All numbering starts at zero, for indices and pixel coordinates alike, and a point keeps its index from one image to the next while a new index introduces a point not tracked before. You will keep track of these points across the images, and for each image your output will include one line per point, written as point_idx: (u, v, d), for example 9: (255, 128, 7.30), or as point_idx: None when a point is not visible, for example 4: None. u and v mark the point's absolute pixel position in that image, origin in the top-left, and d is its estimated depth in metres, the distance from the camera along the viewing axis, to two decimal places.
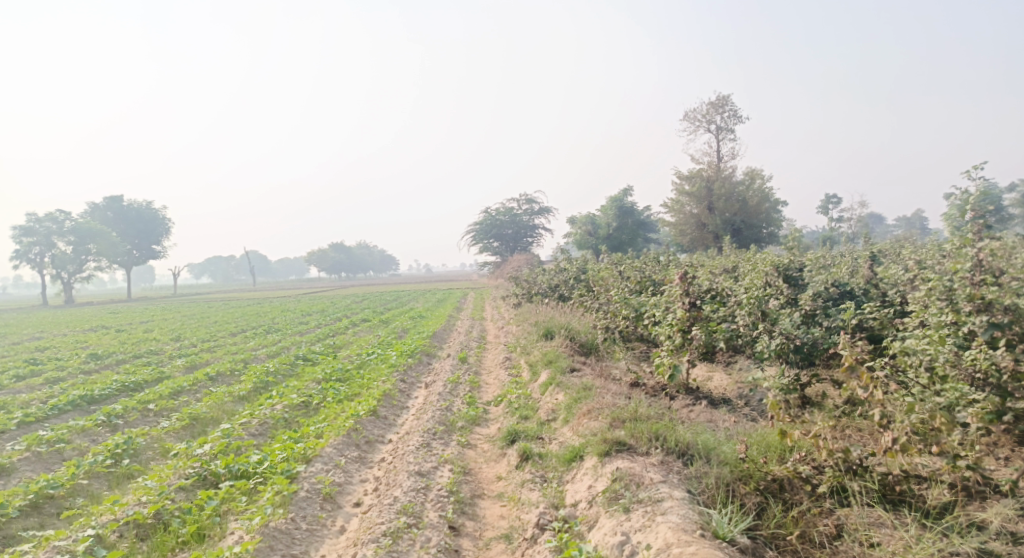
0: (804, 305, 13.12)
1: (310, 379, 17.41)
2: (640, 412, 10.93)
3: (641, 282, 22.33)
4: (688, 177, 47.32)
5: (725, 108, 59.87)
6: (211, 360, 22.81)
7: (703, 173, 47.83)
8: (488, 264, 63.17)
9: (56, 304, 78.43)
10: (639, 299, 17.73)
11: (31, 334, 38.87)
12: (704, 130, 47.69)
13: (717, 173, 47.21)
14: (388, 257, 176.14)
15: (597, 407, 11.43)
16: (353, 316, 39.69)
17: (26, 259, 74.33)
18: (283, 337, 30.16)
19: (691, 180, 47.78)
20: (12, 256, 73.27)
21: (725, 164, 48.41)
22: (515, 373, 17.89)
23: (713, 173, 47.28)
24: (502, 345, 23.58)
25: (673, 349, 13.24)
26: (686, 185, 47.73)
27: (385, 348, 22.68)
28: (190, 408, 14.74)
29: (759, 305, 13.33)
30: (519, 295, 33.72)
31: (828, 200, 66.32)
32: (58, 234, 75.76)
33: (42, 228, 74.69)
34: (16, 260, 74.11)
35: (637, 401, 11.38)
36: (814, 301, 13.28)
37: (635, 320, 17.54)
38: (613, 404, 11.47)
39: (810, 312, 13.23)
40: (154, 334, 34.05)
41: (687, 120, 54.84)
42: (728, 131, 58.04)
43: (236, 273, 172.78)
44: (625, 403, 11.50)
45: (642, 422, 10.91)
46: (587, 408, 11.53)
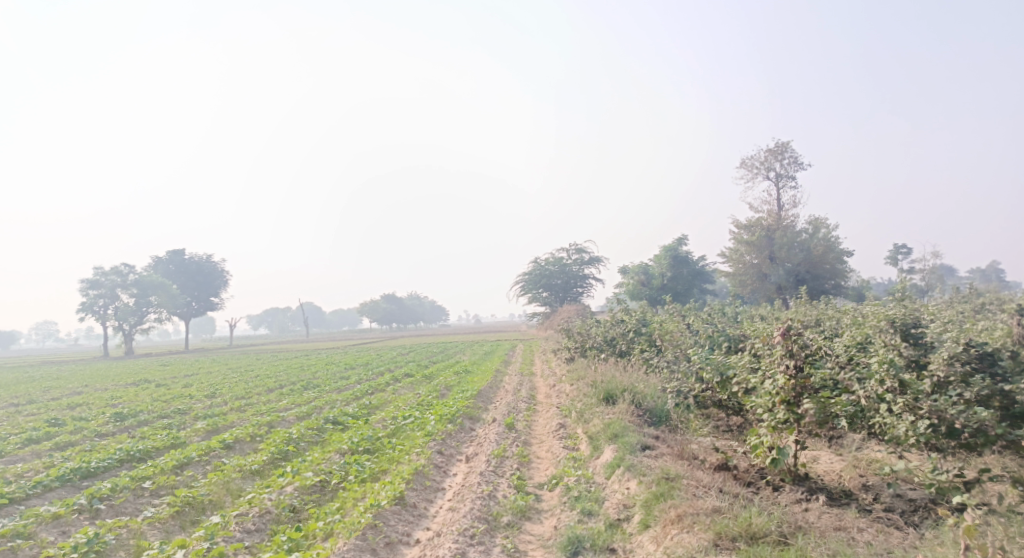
0: (938, 371, 10.50)
1: (333, 451, 14.88)
2: (754, 527, 8.77)
3: (710, 338, 19.74)
4: (747, 225, 44.62)
5: (785, 154, 57.12)
6: (238, 422, 20.47)
7: (764, 221, 45.02)
8: (538, 315, 60.53)
9: (118, 355, 77.80)
10: (722, 360, 15.13)
11: (74, 387, 37.10)
12: (765, 176, 44.98)
13: (777, 222, 44.36)
14: (437, 308, 175.09)
15: (689, 513, 9.17)
16: (397, 370, 37.27)
17: (90, 311, 74.13)
18: (321, 394, 27.78)
19: (750, 229, 44.98)
20: (77, 308, 73.18)
21: (786, 213, 45.57)
22: (571, 446, 15.31)
23: (774, 221, 44.45)
24: (554, 408, 20.92)
25: (773, 428, 11.03)
26: (745, 234, 44.89)
27: (425, 410, 20.13)
28: (187, 490, 12.17)
29: (893, 372, 10.76)
30: (571, 350, 30.95)
31: (895, 251, 62.66)
32: (121, 286, 75.68)
33: (107, 281, 74.78)
34: (81, 313, 74.13)
35: (748, 510, 9.18)
36: (950, 365, 10.53)
37: (719, 385, 15.15)
38: (712, 510, 9.24)
39: (942, 380, 10.57)
40: (194, 390, 31.96)
41: (743, 167, 52.27)
42: (788, 178, 55.25)
43: (291, 324, 172.93)
44: (730, 508, 9.28)
45: (758, 542, 8.75)
46: (677, 512, 9.25)
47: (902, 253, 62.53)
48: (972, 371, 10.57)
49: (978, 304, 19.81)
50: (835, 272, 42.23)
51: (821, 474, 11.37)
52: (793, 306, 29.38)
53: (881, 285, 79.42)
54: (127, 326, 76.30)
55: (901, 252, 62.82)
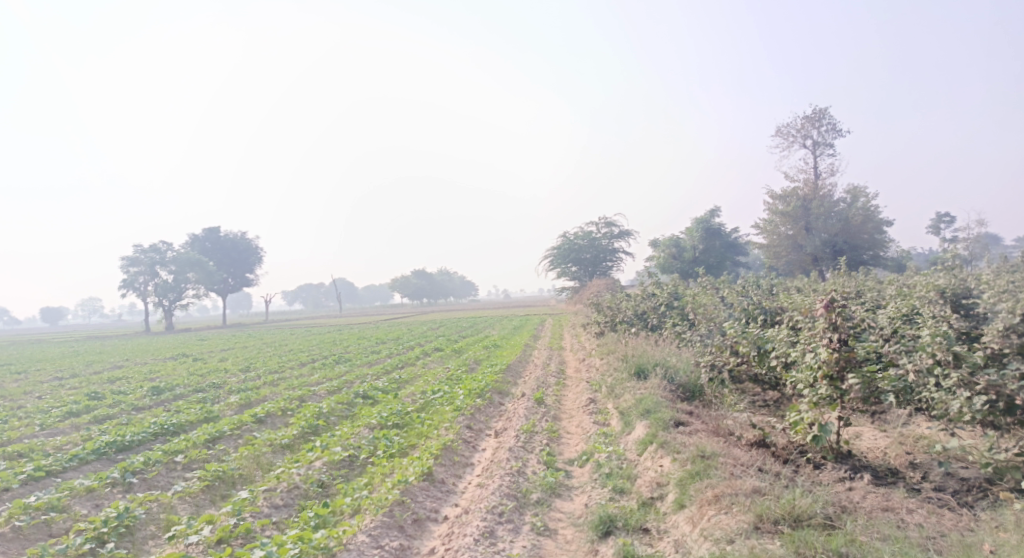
0: (991, 343, 10.13)
1: (363, 426, 14.65)
2: (798, 510, 8.48)
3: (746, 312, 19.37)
4: (782, 195, 43.69)
5: (822, 122, 55.79)
6: (269, 395, 20.45)
7: (799, 191, 44.17)
8: (569, 289, 60.10)
9: (158, 331, 78.83)
10: (761, 332, 14.86)
11: (113, 362, 37.51)
12: (801, 145, 43.95)
13: (814, 192, 43.51)
14: (468, 282, 175.20)
15: (727, 494, 8.90)
16: (428, 344, 37.20)
17: (131, 287, 75.15)
18: (352, 368, 27.74)
19: (785, 199, 44.16)
20: (118, 284, 74.27)
21: (822, 182, 44.53)
22: (603, 421, 15.08)
23: (810, 191, 43.57)
24: (585, 382, 20.64)
25: (816, 404, 10.88)
26: (780, 205, 43.96)
27: (454, 385, 19.95)
28: (217, 464, 11.83)
29: (946, 345, 10.42)
30: (602, 323, 30.56)
31: (935, 221, 61.22)
32: (160, 263, 76.58)
33: (147, 258, 75.77)
34: (122, 289, 75.20)
35: (789, 491, 8.89)
36: (1006, 337, 10.12)
37: (755, 359, 14.87)
38: (751, 491, 8.94)
39: (996, 352, 10.21)
40: (228, 364, 32.12)
41: (778, 136, 51.24)
42: (826, 146, 53.98)
43: (324, 299, 174.24)
44: (770, 489, 9.01)
45: (802, 525, 8.46)
46: (714, 493, 8.98)
47: (942, 223, 61.10)
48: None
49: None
50: (873, 242, 41.31)
51: (863, 452, 11.27)
52: (830, 278, 28.75)
53: (921, 257, 77.75)
54: (166, 302, 77.23)
55: (941, 222, 61.33)
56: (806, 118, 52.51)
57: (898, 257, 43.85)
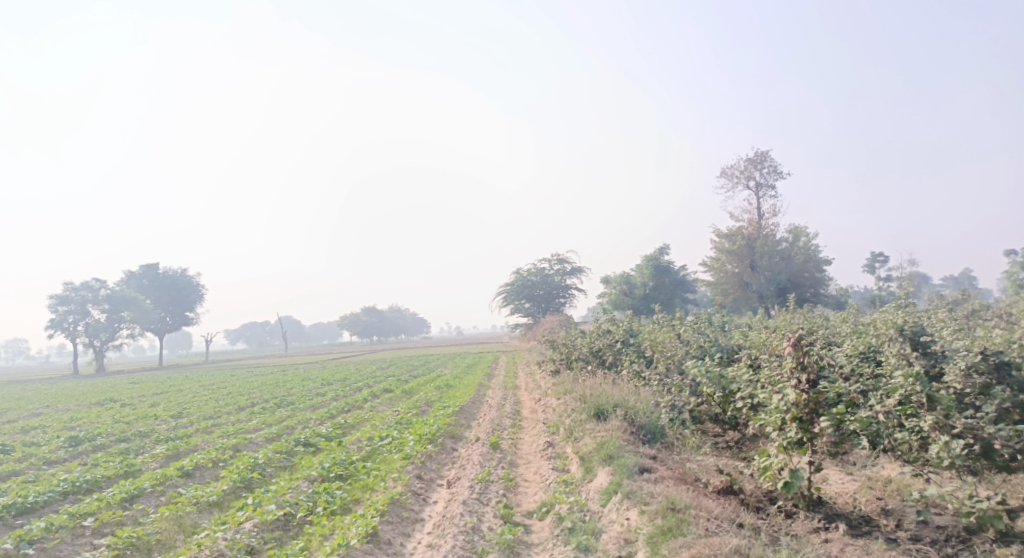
0: (955, 382, 9.90)
1: (302, 479, 13.61)
2: None
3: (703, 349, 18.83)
4: (728, 234, 43.71)
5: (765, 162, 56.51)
6: (203, 444, 19.13)
7: (744, 230, 44.33)
8: (520, 326, 59.37)
9: (90, 372, 75.66)
10: (727, 373, 14.49)
11: (36, 409, 35.35)
12: (745, 185, 44.22)
13: (758, 230, 43.65)
14: (417, 320, 173.47)
15: (705, 555, 8.55)
16: (375, 385, 35.96)
17: (60, 327, 72.18)
18: (294, 412, 26.43)
19: (731, 237, 44.23)
20: (47, 325, 71.35)
21: (766, 222, 44.73)
22: (562, 467, 14.28)
23: (754, 229, 43.73)
24: (541, 424, 19.78)
25: (786, 448, 10.09)
26: (726, 243, 43.94)
27: (403, 429, 18.92)
28: (131, 529, 11.00)
29: (921, 387, 9.94)
30: (556, 362, 29.78)
31: (872, 259, 62.31)
32: (92, 302, 73.78)
33: (77, 297, 73.06)
34: (50, 330, 72.08)
35: (770, 553, 8.56)
36: (968, 376, 9.98)
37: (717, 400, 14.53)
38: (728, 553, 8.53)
39: (960, 393, 10.00)
40: (161, 409, 30.44)
41: (724, 175, 51.68)
42: (770, 185, 54.60)
43: (269, 339, 170.53)
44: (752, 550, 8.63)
45: None
46: (692, 554, 8.63)
47: (878, 261, 62.24)
48: (989, 382, 10.03)
49: (975, 314, 19.07)
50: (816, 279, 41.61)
51: (832, 497, 10.50)
52: (781, 315, 28.53)
53: (859, 295, 79.22)
54: (98, 342, 74.03)
55: (877, 260, 62.46)
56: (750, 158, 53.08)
57: (838, 294, 44.25)
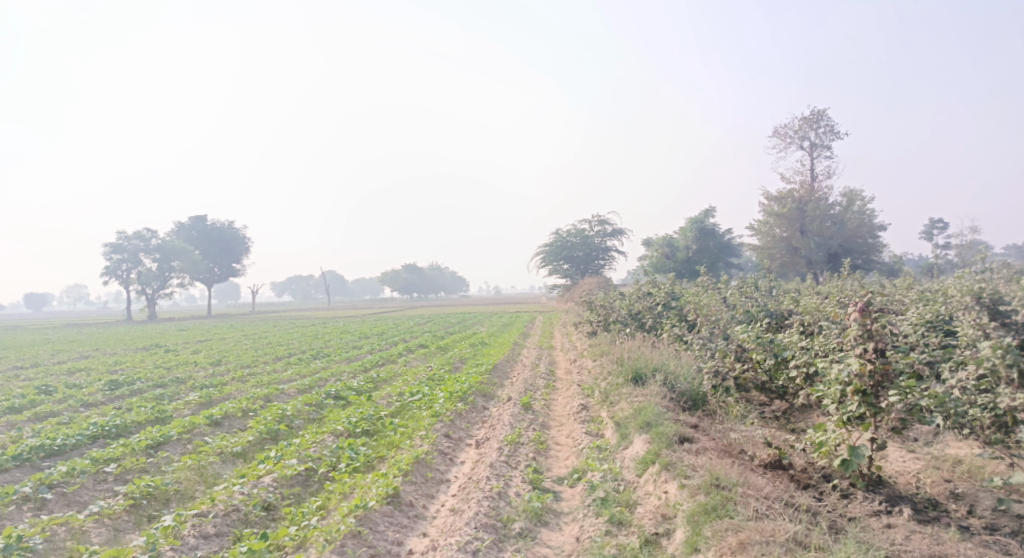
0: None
1: (328, 433, 13.01)
2: None
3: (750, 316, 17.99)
4: (777, 197, 42.23)
5: (819, 124, 54.50)
6: (233, 393, 18.82)
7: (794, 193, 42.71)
8: (560, 287, 58.61)
9: (139, 320, 76.70)
10: (779, 339, 14.04)
11: (78, 352, 35.65)
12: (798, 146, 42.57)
13: (809, 193, 41.98)
14: (458, 277, 173.70)
15: (755, 541, 7.92)
16: (412, 341, 35.58)
17: (114, 275, 73.32)
18: (328, 364, 26.11)
19: (781, 200, 42.66)
20: (100, 271, 72.36)
21: (818, 185, 43.13)
22: (596, 432, 13.69)
23: (806, 193, 42.11)
24: (576, 385, 19.14)
25: (845, 423, 9.45)
26: (775, 206, 42.47)
27: (435, 386, 18.42)
28: (150, 477, 10.53)
29: (1009, 360, 9.43)
30: (594, 323, 29.03)
31: (926, 228, 60.07)
32: (144, 251, 74.66)
33: (129, 245, 73.76)
34: (104, 278, 73.22)
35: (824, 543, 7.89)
36: None
37: (771, 367, 14.07)
38: (779, 543, 7.91)
39: None
40: (198, 357, 30.36)
41: (776, 136, 49.98)
42: (823, 148, 52.70)
43: (312, 292, 172.23)
44: (806, 535, 8.07)
45: None
46: (738, 538, 8.01)
47: (933, 230, 59.98)
48: None
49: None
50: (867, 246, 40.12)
51: (894, 476, 10.04)
52: (830, 282, 27.39)
53: (912, 264, 76.68)
54: (150, 291, 75.32)
55: (932, 229, 60.18)
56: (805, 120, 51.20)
57: (888, 262, 42.67)
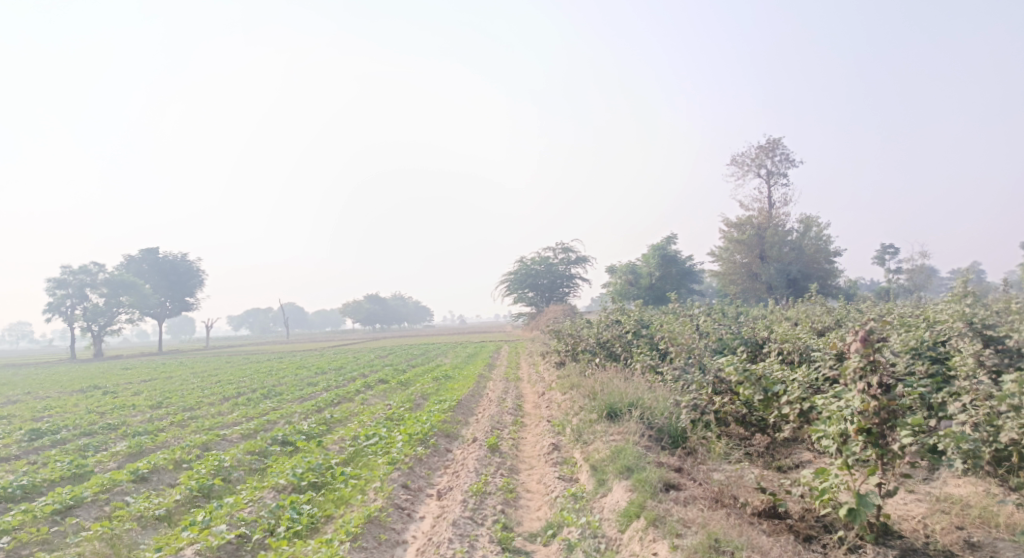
0: None
1: (268, 489, 11.74)
2: None
3: (724, 345, 17.00)
4: (736, 223, 41.76)
5: (776, 150, 54.53)
6: (171, 440, 17.30)
7: (753, 219, 42.30)
8: (523, 315, 57.56)
9: (87, 357, 73.88)
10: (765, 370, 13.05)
11: (15, 395, 33.57)
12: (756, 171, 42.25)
13: (768, 220, 41.66)
14: (422, 307, 172.16)
15: None
16: (370, 375, 34.15)
17: (58, 311, 70.56)
18: (280, 403, 24.64)
19: (740, 227, 42.19)
20: (44, 309, 69.70)
21: (777, 211, 42.79)
22: (569, 478, 12.55)
23: (765, 219, 41.72)
24: (545, 422, 17.93)
25: (849, 467, 8.34)
26: (734, 232, 42.02)
27: (393, 426, 17.11)
28: (45, 555, 9.61)
29: None
30: (561, 352, 27.91)
31: (882, 251, 60.33)
32: (90, 285, 72.06)
33: (75, 280, 71.25)
34: (48, 314, 70.45)
35: None
36: None
37: (757, 402, 13.02)
38: None
39: None
40: (141, 398, 28.63)
41: (734, 163, 49.77)
42: (781, 174, 52.64)
43: (272, 325, 169.12)
44: None
45: None
46: None
47: (889, 254, 60.29)
48: None
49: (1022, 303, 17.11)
50: (826, 271, 39.87)
51: (899, 521, 8.98)
52: (796, 306, 26.72)
53: (868, 289, 77.29)
54: (96, 327, 72.49)
55: (887, 254, 60.44)
56: (762, 147, 51.12)
57: (848, 286, 42.43)
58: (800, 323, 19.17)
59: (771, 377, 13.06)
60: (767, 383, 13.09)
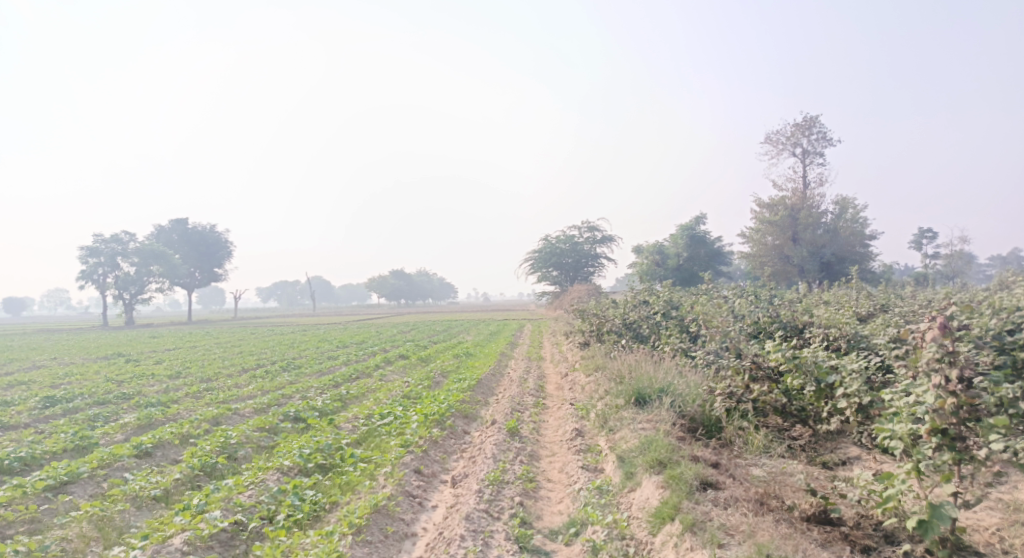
0: None
1: (272, 470, 10.87)
2: None
3: (760, 328, 16.11)
4: (769, 204, 40.33)
5: (812, 130, 52.91)
6: (182, 412, 16.59)
7: (787, 200, 40.89)
8: (549, 294, 56.61)
9: (117, 325, 74.09)
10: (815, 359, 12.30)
11: (38, 362, 33.24)
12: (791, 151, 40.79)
13: (801, 201, 40.26)
14: (447, 284, 172.08)
15: None
16: (391, 351, 33.36)
17: (89, 279, 70.69)
18: (297, 377, 23.95)
19: (772, 208, 40.79)
20: (75, 276, 69.83)
21: (811, 193, 41.35)
22: (594, 468, 11.72)
23: (798, 200, 40.30)
24: (568, 405, 17.06)
25: (920, 472, 7.61)
26: (767, 213, 40.62)
27: (409, 405, 16.32)
28: (31, 538, 8.89)
29: None
30: (586, 332, 26.97)
31: (918, 235, 58.51)
32: (121, 254, 72.08)
33: (106, 248, 71.21)
34: (80, 282, 70.65)
35: None
36: None
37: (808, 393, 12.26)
38: None
39: None
40: (160, 367, 28.06)
41: (769, 143, 48.29)
42: (816, 154, 51.05)
43: (299, 299, 169.67)
44: None
45: None
46: None
47: (924, 238, 58.46)
48: None
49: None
50: (860, 255, 38.58)
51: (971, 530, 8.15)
52: (832, 290, 25.53)
53: (901, 275, 75.29)
54: (127, 296, 72.59)
55: (923, 238, 58.56)
56: (796, 126, 49.58)
57: (884, 270, 41.03)
58: (840, 308, 18.13)
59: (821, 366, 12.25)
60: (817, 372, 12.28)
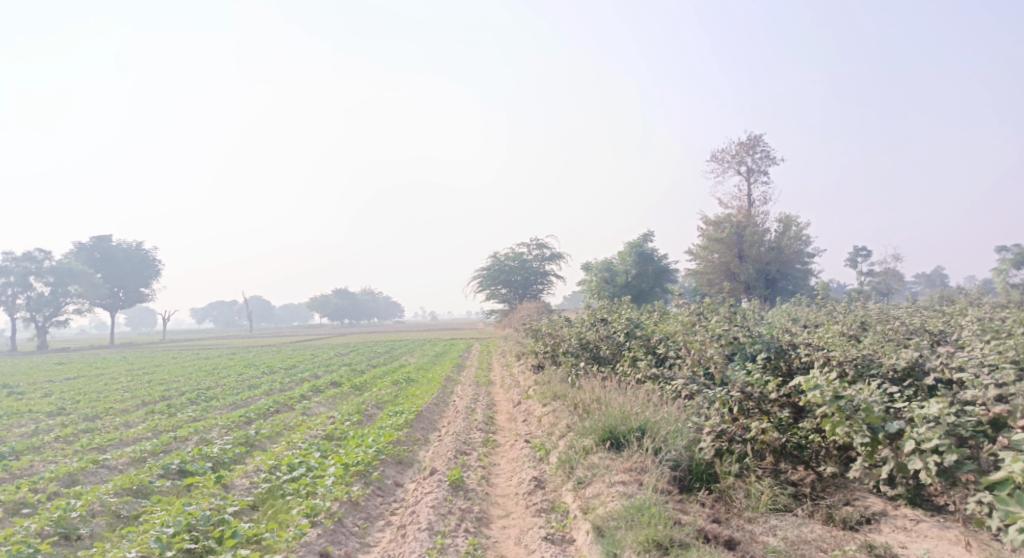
0: None
1: None
2: None
3: (738, 350, 12.85)
4: (714, 220, 38.27)
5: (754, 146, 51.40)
6: (38, 463, 13.25)
7: (732, 217, 38.84)
8: (496, 313, 53.82)
9: (31, 349, 68.96)
10: (873, 398, 9.54)
11: None
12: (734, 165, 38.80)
13: (747, 218, 38.14)
14: (391, 303, 168.52)
15: None
16: (321, 378, 30.04)
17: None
18: (204, 412, 20.62)
19: (718, 225, 38.55)
20: None
21: (755, 210, 39.44)
22: (561, 546, 8.96)
23: (744, 216, 38.14)
24: (523, 443, 14.25)
25: None
26: (711, 230, 38.43)
27: (327, 451, 13.29)
28: None
29: None
30: (536, 355, 24.24)
31: (856, 253, 57.47)
32: (34, 273, 66.99)
33: (18, 267, 66.19)
34: None
35: None
36: None
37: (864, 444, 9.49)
38: None
39: None
40: (49, 402, 24.31)
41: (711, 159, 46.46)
42: (760, 171, 49.46)
43: (237, 319, 163.82)
44: None
45: None
46: None
47: (861, 255, 57.49)
48: None
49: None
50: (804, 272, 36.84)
51: None
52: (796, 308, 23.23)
53: (839, 292, 74.61)
54: (40, 317, 67.55)
55: (859, 255, 57.63)
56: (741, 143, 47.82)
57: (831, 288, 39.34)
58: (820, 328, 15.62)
59: (873, 409, 9.43)
60: (868, 417, 9.43)
